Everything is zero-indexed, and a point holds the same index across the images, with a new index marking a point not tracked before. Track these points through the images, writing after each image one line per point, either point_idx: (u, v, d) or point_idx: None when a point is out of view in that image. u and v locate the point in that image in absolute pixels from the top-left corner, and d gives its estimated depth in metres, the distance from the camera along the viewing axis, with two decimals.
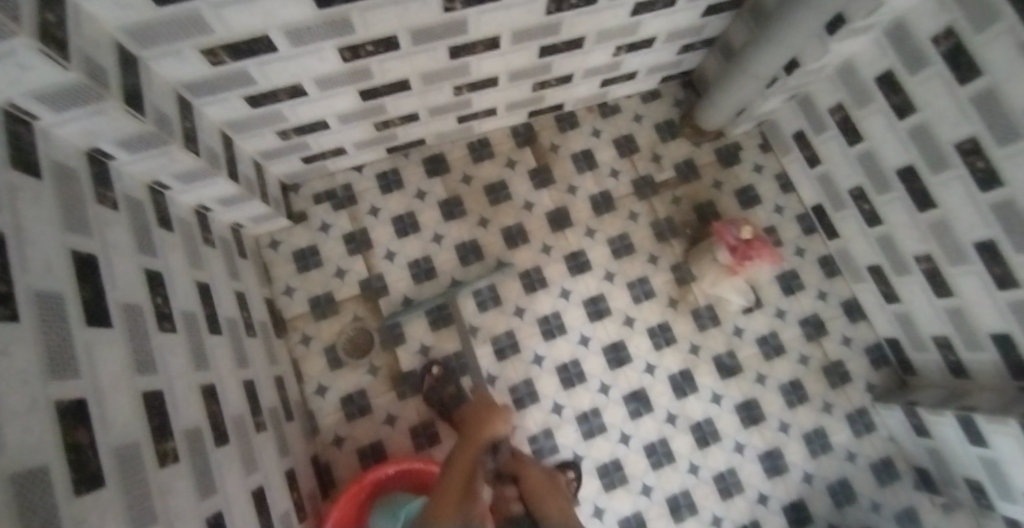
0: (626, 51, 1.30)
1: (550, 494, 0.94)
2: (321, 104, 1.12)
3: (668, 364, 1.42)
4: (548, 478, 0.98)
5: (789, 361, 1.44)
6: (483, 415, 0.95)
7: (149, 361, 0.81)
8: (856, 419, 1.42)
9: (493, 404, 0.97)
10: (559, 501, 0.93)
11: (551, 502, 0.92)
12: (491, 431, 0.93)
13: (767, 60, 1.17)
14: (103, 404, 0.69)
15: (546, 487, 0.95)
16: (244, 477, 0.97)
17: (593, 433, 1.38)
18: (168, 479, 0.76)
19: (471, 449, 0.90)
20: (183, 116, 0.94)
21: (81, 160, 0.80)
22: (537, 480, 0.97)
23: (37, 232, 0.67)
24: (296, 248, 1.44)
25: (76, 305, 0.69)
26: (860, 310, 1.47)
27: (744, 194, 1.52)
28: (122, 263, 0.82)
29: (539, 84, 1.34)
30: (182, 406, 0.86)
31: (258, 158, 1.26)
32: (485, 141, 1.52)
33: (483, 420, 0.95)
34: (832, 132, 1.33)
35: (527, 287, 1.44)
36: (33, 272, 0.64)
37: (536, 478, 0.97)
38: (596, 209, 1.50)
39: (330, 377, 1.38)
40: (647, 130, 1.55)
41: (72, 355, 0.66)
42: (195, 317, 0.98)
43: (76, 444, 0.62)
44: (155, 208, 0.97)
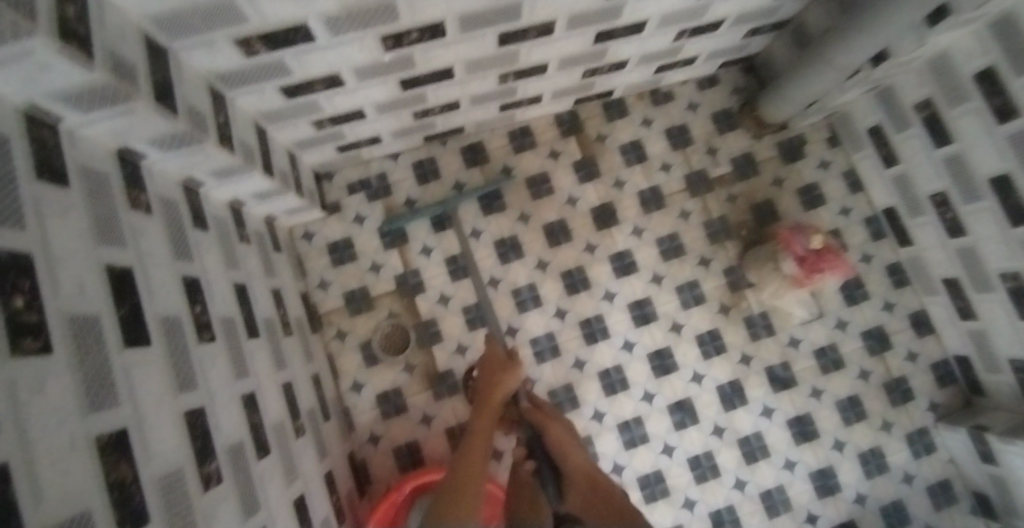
0: (689, 36, 1.17)
1: (569, 449, 0.90)
2: (358, 94, 1.04)
3: (716, 374, 1.36)
4: (567, 432, 0.93)
5: (847, 376, 1.36)
6: (492, 380, 0.90)
7: (189, 376, 0.77)
8: (916, 440, 1.34)
9: (501, 357, 0.93)
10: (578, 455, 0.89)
11: (571, 459, 0.88)
12: (502, 395, 0.89)
13: (854, 53, 1.03)
14: (146, 433, 0.65)
15: (564, 442, 0.91)
16: (284, 486, 0.95)
17: (635, 442, 1.33)
18: (212, 502, 0.74)
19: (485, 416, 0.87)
20: (217, 109, 0.88)
21: (111, 162, 0.75)
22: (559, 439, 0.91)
23: (68, 250, 0.61)
24: (330, 240, 1.39)
25: (114, 328, 0.65)
26: (929, 323, 1.37)
27: (808, 194, 1.41)
28: (159, 274, 0.77)
29: (589, 72, 1.23)
30: (224, 421, 0.83)
31: (292, 149, 1.20)
32: (528, 129, 1.43)
33: (494, 385, 0.90)
34: (915, 129, 1.20)
35: (569, 288, 1.37)
36: (66, 295, 0.59)
37: (557, 435, 0.92)
38: (645, 206, 1.40)
39: (365, 374, 1.35)
40: (703, 120, 1.44)
41: (112, 385, 0.62)
42: (232, 322, 0.94)
43: (119, 481, 0.59)
44: (190, 210, 0.92)
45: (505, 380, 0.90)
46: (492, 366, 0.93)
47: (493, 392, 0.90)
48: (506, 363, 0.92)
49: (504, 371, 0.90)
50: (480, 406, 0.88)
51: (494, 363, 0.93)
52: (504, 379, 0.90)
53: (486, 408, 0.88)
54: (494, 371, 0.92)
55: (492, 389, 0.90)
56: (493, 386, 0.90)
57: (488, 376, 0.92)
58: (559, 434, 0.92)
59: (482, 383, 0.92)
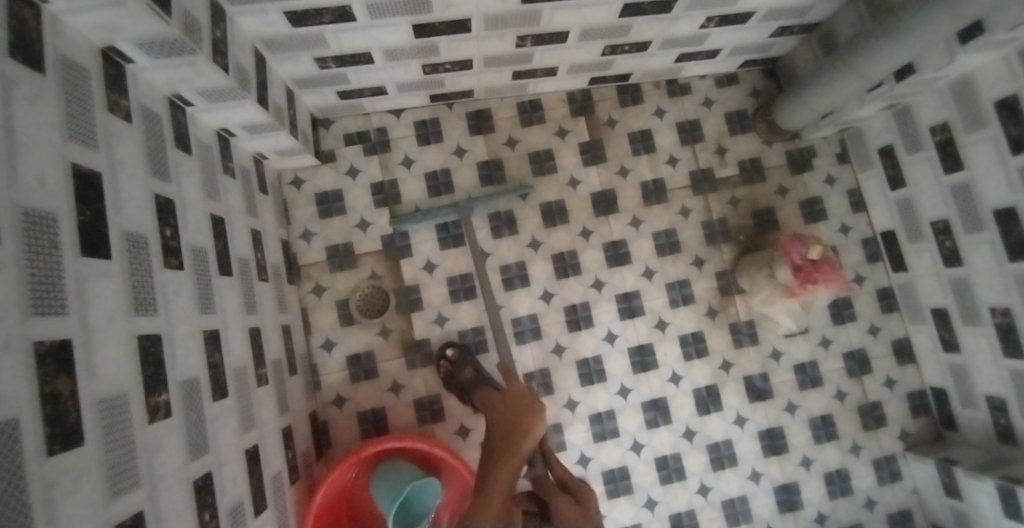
0: (716, 25, 1.14)
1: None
2: (370, 35, 0.99)
3: (695, 377, 1.34)
4: (579, 507, 0.88)
5: (824, 394, 1.35)
6: (516, 429, 0.91)
7: (149, 299, 0.72)
8: (883, 465, 1.34)
9: (530, 405, 0.95)
10: None
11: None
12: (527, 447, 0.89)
13: (884, 62, 1.01)
14: (92, 349, 0.60)
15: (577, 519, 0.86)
16: (238, 434, 0.90)
17: (605, 435, 1.31)
18: (158, 436, 0.69)
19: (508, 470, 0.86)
20: (215, 23, 0.82)
21: (93, 59, 0.69)
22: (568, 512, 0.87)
23: (33, 140, 0.56)
24: (319, 191, 1.33)
25: (72, 231, 0.60)
26: (911, 352, 1.36)
27: (811, 208, 1.39)
28: (129, 186, 0.72)
29: (610, 49, 1.19)
30: (181, 354, 0.78)
31: (291, 85, 1.14)
32: (538, 104, 1.38)
33: (519, 436, 0.90)
34: (927, 152, 1.18)
35: (559, 272, 1.34)
36: (24, 187, 0.53)
37: (567, 511, 0.87)
38: (646, 198, 1.37)
39: (339, 332, 1.31)
40: (716, 119, 1.41)
41: (61, 290, 0.56)
42: (203, 254, 0.89)
43: (54, 395, 0.54)
44: (173, 126, 0.86)
45: (530, 428, 0.91)
46: (518, 412, 0.94)
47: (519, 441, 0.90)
48: (532, 411, 0.93)
49: (531, 418, 0.92)
50: (503, 459, 0.87)
51: (520, 411, 0.94)
52: (530, 430, 0.91)
53: (509, 460, 0.87)
54: (519, 418, 0.93)
55: (518, 439, 0.90)
56: (519, 437, 0.90)
57: (511, 425, 0.93)
58: (568, 509, 0.87)
59: (506, 429, 0.93)
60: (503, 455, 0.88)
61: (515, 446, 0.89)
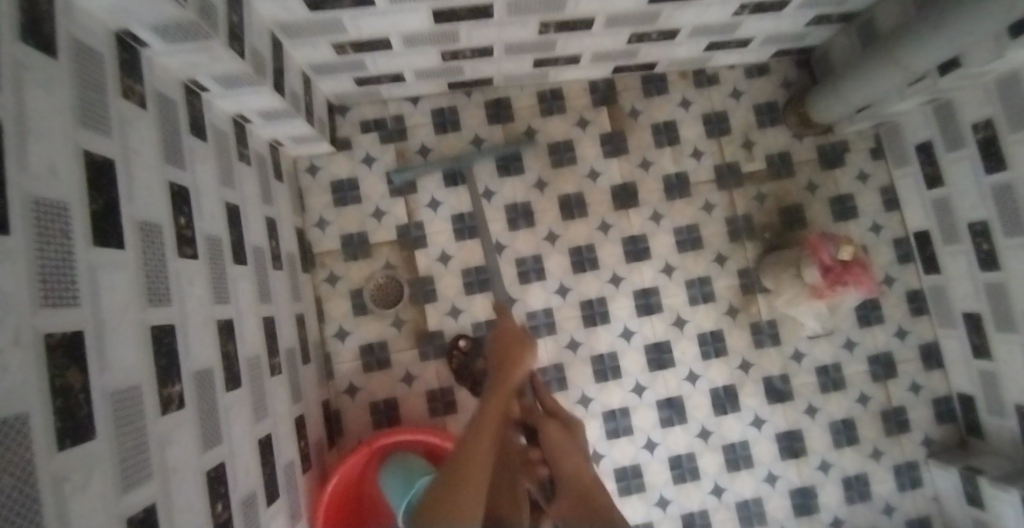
0: (750, 13, 1.09)
1: (567, 455, 0.89)
2: (388, 20, 0.96)
3: (712, 376, 1.31)
4: (568, 437, 0.92)
5: (846, 398, 1.32)
6: (509, 357, 0.87)
7: (163, 289, 0.71)
8: (904, 473, 1.31)
9: (519, 339, 0.90)
10: (576, 461, 0.89)
11: (568, 464, 0.88)
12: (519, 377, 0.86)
13: (928, 55, 0.95)
14: (103, 341, 0.59)
15: (564, 448, 0.90)
16: (251, 424, 0.90)
17: (618, 433, 1.29)
18: (170, 427, 0.68)
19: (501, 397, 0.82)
20: (231, 8, 0.80)
21: (107, 42, 0.67)
22: (557, 439, 0.91)
23: (44, 127, 0.54)
24: (334, 178, 1.31)
25: (84, 222, 0.58)
26: (939, 357, 1.32)
27: (840, 205, 1.34)
28: (143, 174, 0.71)
29: (636, 37, 1.15)
30: (195, 344, 0.77)
31: (307, 72, 1.12)
32: (559, 92, 1.34)
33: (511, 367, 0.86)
34: (968, 151, 1.13)
35: (576, 266, 1.31)
36: (34, 176, 0.52)
37: (557, 439, 0.91)
38: (668, 192, 1.34)
39: (353, 321, 1.30)
40: (744, 111, 1.36)
41: (73, 282, 0.55)
42: (218, 243, 0.88)
43: (64, 388, 0.53)
44: (189, 112, 0.85)
45: (522, 358, 0.88)
46: (507, 343, 0.90)
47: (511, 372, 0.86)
48: (523, 342, 0.90)
49: (523, 348, 0.89)
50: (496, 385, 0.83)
51: (511, 341, 0.90)
52: (522, 359, 0.88)
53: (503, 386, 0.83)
54: (509, 348, 0.89)
55: (510, 369, 0.86)
56: (510, 368, 0.86)
57: (501, 355, 0.89)
58: (558, 437, 0.91)
59: (494, 361, 0.89)
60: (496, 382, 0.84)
61: (508, 374, 0.85)
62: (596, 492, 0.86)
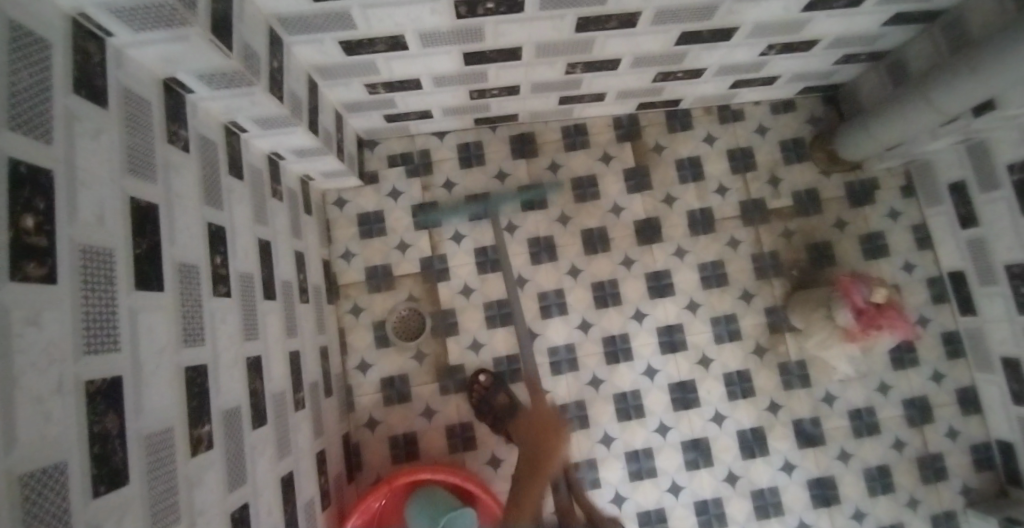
0: (778, 52, 1.09)
1: None
2: (420, 62, 0.98)
3: (739, 418, 1.28)
4: None
5: (880, 442, 1.27)
6: (542, 448, 0.85)
7: (198, 329, 0.72)
8: (941, 522, 1.25)
9: (551, 422, 0.87)
10: None
11: None
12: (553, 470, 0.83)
13: (961, 98, 0.94)
14: (140, 385, 0.60)
15: None
16: (274, 461, 0.90)
17: (642, 475, 1.26)
18: (199, 468, 0.69)
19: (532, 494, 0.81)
20: (273, 53, 0.82)
21: (155, 91, 0.70)
22: None
23: (93, 175, 0.56)
24: (360, 211, 1.33)
25: (128, 267, 0.60)
26: (977, 402, 1.27)
27: (871, 243, 1.32)
28: (184, 216, 0.72)
29: (662, 76, 1.16)
30: (225, 382, 0.78)
31: (340, 109, 1.14)
32: (583, 128, 1.36)
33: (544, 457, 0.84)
34: (1003, 192, 1.10)
35: (599, 301, 1.30)
36: (81, 224, 0.54)
37: None
38: (692, 228, 1.33)
39: (375, 353, 1.30)
40: (770, 147, 1.36)
41: (114, 327, 0.56)
42: (250, 279, 0.89)
43: (102, 434, 0.53)
44: (227, 153, 0.87)
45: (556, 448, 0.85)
46: (543, 432, 0.87)
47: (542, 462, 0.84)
48: (556, 434, 0.86)
49: (558, 440, 0.85)
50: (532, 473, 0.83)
51: (544, 435, 0.86)
52: (552, 456, 0.84)
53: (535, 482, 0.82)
54: (544, 440, 0.86)
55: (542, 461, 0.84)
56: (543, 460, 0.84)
57: (535, 448, 0.86)
58: None
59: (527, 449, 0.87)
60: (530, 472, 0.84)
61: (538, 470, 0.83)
62: None
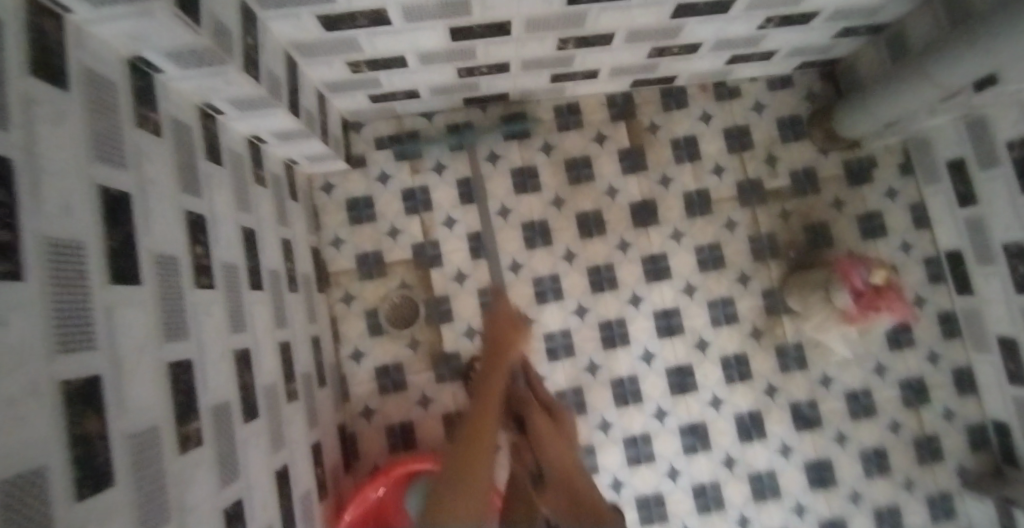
0: (776, 26, 1.06)
1: (557, 438, 0.81)
2: (404, 38, 0.94)
3: (737, 401, 1.28)
4: (552, 424, 0.84)
5: (876, 424, 1.28)
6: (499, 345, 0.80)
7: (180, 323, 0.69)
8: (936, 502, 1.27)
9: (513, 316, 0.83)
10: (565, 445, 0.80)
11: (552, 450, 0.79)
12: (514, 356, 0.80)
13: (963, 71, 0.91)
14: (121, 384, 0.57)
15: (551, 431, 0.82)
16: (268, 456, 0.88)
17: (640, 459, 1.26)
18: (188, 466, 0.66)
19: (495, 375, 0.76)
20: (247, 29, 0.78)
21: (121, 72, 0.65)
22: (543, 424, 0.83)
23: (58, 164, 0.52)
24: (349, 196, 1.30)
25: (101, 262, 0.57)
26: (972, 382, 1.27)
27: (868, 223, 1.31)
28: (159, 205, 0.69)
29: (656, 51, 1.12)
30: (212, 377, 0.75)
31: (322, 89, 1.10)
32: (576, 107, 1.32)
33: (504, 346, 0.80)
34: (1002, 169, 1.08)
35: (594, 286, 1.28)
36: (48, 216, 0.50)
37: (542, 424, 0.83)
38: (689, 210, 1.31)
39: (368, 342, 1.28)
40: (767, 125, 1.33)
41: (88, 326, 0.53)
42: (234, 269, 0.86)
43: (84, 436, 0.51)
44: (205, 136, 0.83)
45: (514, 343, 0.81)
46: (500, 326, 0.82)
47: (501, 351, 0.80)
48: (515, 325, 0.82)
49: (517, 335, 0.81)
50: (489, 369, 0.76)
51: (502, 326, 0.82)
52: (514, 341, 0.81)
53: (494, 372, 0.77)
54: (503, 331, 0.82)
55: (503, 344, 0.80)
56: (505, 348, 0.80)
57: (493, 337, 0.81)
58: (545, 426, 0.82)
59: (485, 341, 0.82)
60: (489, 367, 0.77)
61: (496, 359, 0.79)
62: (578, 477, 0.76)
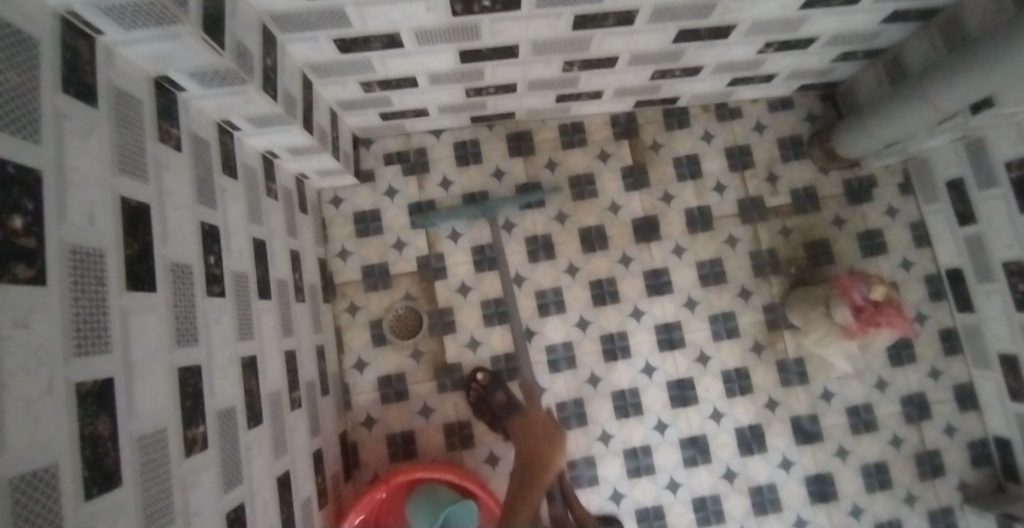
0: (776, 50, 1.09)
1: None
2: (416, 60, 0.97)
3: (737, 415, 1.28)
4: None
5: (877, 439, 1.27)
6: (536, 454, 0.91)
7: (191, 330, 0.71)
8: (939, 519, 1.25)
9: (549, 431, 0.94)
10: None
11: None
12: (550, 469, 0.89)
13: (959, 95, 0.93)
14: (133, 386, 0.59)
15: None
16: (271, 461, 0.90)
17: (640, 472, 1.26)
18: (194, 469, 0.68)
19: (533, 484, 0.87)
20: (266, 52, 0.82)
21: (146, 89, 0.69)
22: None
23: (82, 175, 0.55)
24: (357, 209, 1.33)
25: (118, 267, 0.59)
26: (974, 399, 1.27)
27: (869, 240, 1.32)
28: (176, 217, 0.71)
29: (659, 74, 1.15)
30: (219, 382, 0.77)
31: (335, 107, 1.14)
32: (581, 126, 1.35)
33: (542, 459, 0.90)
34: (1001, 190, 1.09)
35: (596, 299, 1.30)
36: (71, 225, 0.53)
37: None
38: (691, 226, 1.32)
39: (372, 353, 1.30)
40: (768, 144, 1.35)
41: (104, 329, 0.56)
42: (244, 279, 0.89)
43: (93, 436, 0.53)
44: (221, 151, 0.86)
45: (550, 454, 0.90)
46: (538, 439, 0.94)
47: (539, 464, 0.90)
48: (552, 439, 0.93)
49: (550, 444, 0.91)
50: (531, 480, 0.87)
51: (541, 440, 0.93)
52: (552, 454, 0.91)
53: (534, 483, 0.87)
54: (542, 445, 0.92)
55: (540, 459, 0.90)
56: (542, 460, 0.90)
57: (531, 453, 0.92)
58: None
59: (524, 456, 0.92)
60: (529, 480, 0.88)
61: (536, 472, 0.88)
62: None
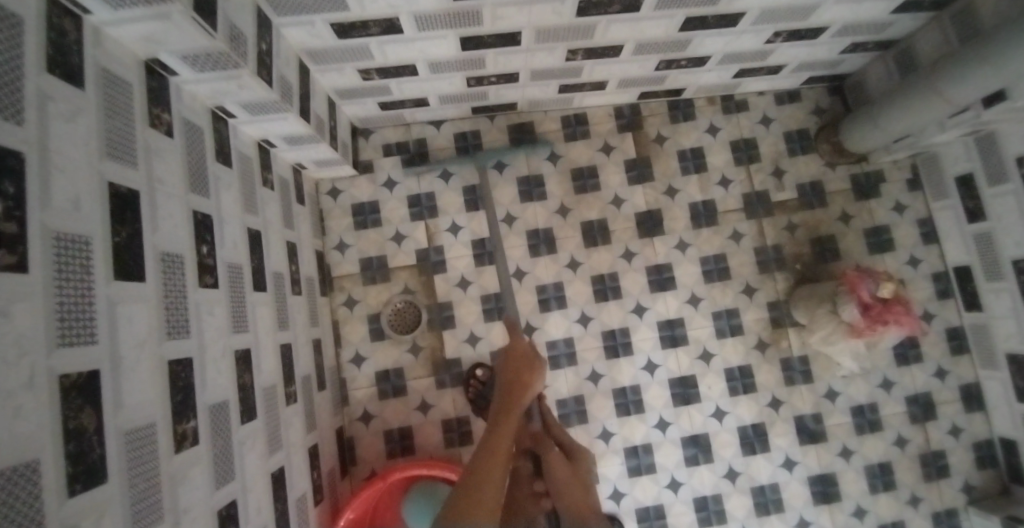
0: (784, 40, 1.07)
1: (574, 486, 0.80)
2: (415, 47, 0.95)
3: (740, 414, 1.26)
4: (571, 467, 0.83)
5: (883, 439, 1.26)
6: (516, 380, 0.80)
7: (182, 322, 0.69)
8: (944, 520, 1.24)
9: (526, 356, 0.83)
10: (583, 491, 0.80)
11: (570, 492, 0.79)
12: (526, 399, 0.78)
13: (973, 88, 0.90)
14: (119, 379, 0.57)
15: (569, 476, 0.81)
16: (265, 457, 0.88)
17: (641, 470, 1.24)
18: (183, 465, 0.66)
19: (507, 420, 0.74)
20: (261, 36, 0.79)
21: (136, 73, 0.66)
22: (559, 466, 0.83)
23: (68, 160, 0.53)
24: (355, 201, 1.30)
25: (105, 257, 0.57)
26: (981, 399, 1.25)
27: (875, 237, 1.30)
28: (167, 204, 0.69)
29: (664, 63, 1.13)
30: (212, 376, 0.75)
31: (333, 95, 1.11)
32: (584, 118, 1.32)
33: (517, 388, 0.79)
34: (1013, 185, 1.07)
35: (598, 294, 1.28)
36: (56, 210, 0.51)
37: (558, 467, 0.82)
38: (695, 220, 1.30)
39: (370, 347, 1.28)
40: (774, 138, 1.33)
41: (89, 322, 0.53)
42: (239, 270, 0.87)
43: (77, 430, 0.51)
44: (215, 139, 0.84)
45: (528, 382, 0.80)
46: (515, 365, 0.82)
47: (516, 392, 0.78)
48: (530, 365, 0.82)
49: (532, 372, 0.81)
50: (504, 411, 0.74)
51: (517, 366, 0.82)
52: (529, 384, 0.80)
53: (508, 413, 0.75)
54: (519, 371, 0.81)
55: (517, 390, 0.78)
56: (518, 390, 0.78)
57: (509, 377, 0.80)
58: (559, 465, 0.82)
59: (501, 382, 0.80)
60: (503, 409, 0.75)
61: (511, 402, 0.77)
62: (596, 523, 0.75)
